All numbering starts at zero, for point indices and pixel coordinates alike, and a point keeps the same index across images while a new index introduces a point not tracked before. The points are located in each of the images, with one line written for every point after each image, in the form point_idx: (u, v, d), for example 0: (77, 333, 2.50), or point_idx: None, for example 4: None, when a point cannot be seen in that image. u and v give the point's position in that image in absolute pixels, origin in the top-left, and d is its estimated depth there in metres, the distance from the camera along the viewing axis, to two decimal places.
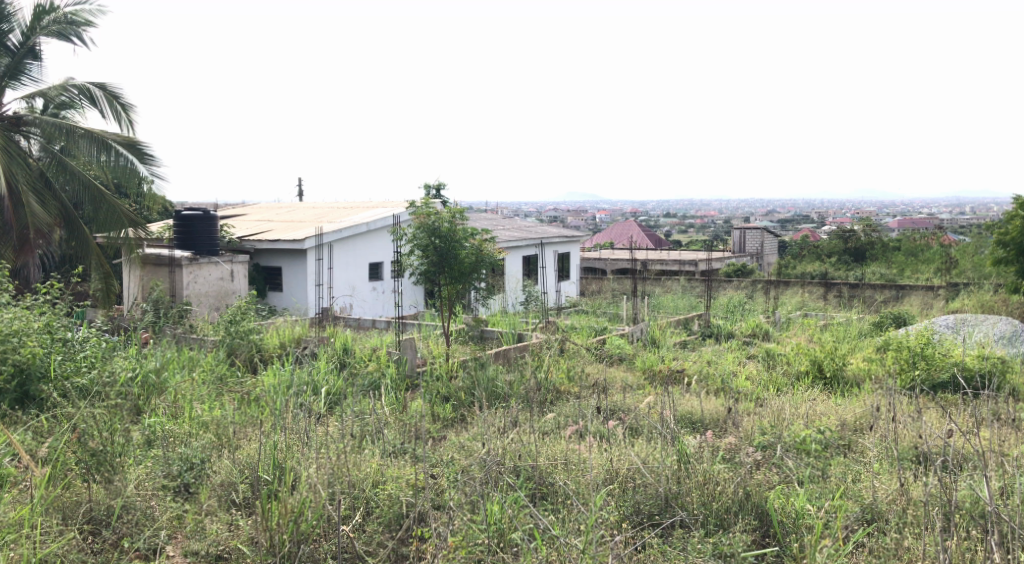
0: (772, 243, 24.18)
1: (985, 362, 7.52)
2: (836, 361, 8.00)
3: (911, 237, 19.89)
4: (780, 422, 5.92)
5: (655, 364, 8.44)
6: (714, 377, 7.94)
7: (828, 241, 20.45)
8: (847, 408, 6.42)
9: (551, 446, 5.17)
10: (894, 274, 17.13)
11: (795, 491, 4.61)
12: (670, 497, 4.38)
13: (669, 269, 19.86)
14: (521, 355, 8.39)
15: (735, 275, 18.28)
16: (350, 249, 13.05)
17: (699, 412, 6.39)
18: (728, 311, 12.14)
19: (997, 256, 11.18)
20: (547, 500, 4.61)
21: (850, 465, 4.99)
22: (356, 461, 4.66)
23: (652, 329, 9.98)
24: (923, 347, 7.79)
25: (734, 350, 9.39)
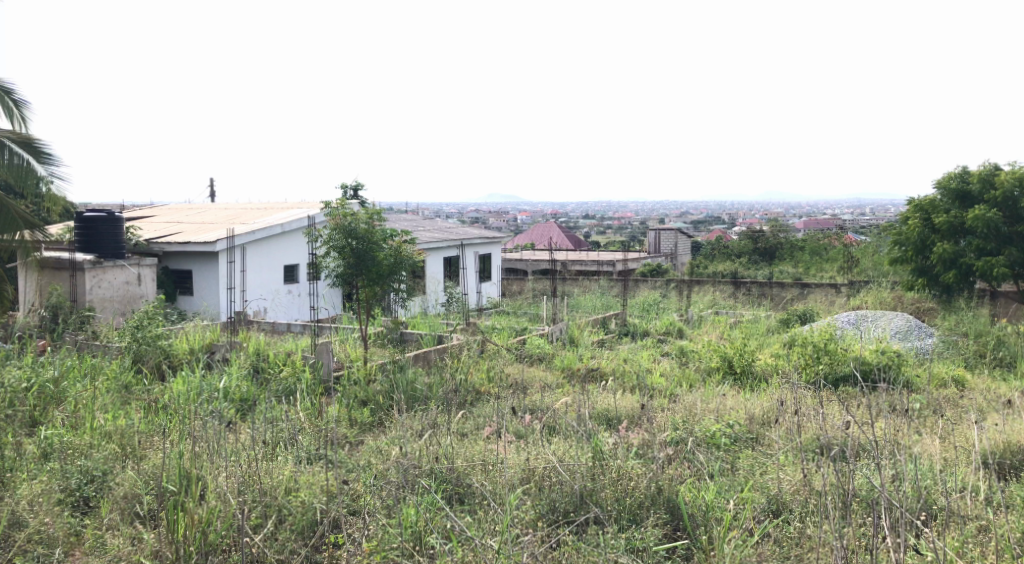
0: (685, 243, 24.86)
1: (882, 356, 7.93)
2: (745, 356, 8.28)
3: (816, 237, 20.78)
4: (691, 418, 6.09)
5: (573, 363, 8.55)
6: (630, 374, 8.11)
7: (739, 241, 21.17)
8: (755, 401, 6.68)
9: (468, 447, 5.18)
10: (800, 272, 17.87)
11: (705, 484, 4.76)
12: (585, 494, 4.44)
13: (587, 269, 20.16)
14: (440, 357, 8.35)
15: (651, 274, 18.72)
16: (264, 251, 12.76)
17: (614, 409, 6.52)
18: (643, 310, 12.43)
19: (894, 256, 11.76)
20: (464, 502, 4.62)
21: (757, 457, 5.17)
22: (268, 468, 4.56)
23: (570, 329, 10.12)
24: (825, 342, 8.16)
25: (649, 348, 9.61)
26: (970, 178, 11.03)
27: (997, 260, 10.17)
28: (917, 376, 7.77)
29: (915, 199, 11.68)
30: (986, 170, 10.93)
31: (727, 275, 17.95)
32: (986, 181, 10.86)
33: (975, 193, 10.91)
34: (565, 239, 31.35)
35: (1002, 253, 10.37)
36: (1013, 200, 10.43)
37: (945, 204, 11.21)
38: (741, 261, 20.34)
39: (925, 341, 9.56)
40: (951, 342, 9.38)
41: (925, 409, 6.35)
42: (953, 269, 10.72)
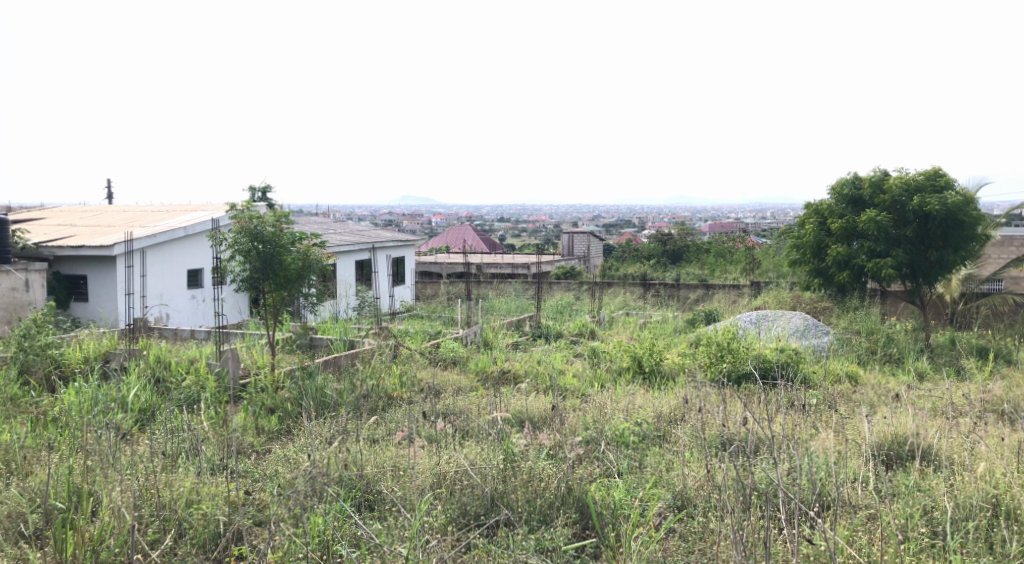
0: (597, 247, 25.28)
1: (781, 354, 8.27)
2: (654, 356, 8.48)
3: (721, 241, 21.48)
4: (602, 417, 6.18)
5: (486, 366, 8.57)
6: (543, 376, 8.18)
7: (648, 244, 21.67)
8: (662, 400, 6.86)
9: (379, 454, 5.11)
10: (707, 274, 18.44)
11: (613, 482, 4.84)
12: (496, 497, 4.45)
13: (501, 272, 20.23)
14: (351, 362, 8.22)
15: (564, 277, 18.94)
16: (165, 255, 12.28)
17: (526, 410, 6.55)
18: (557, 312, 12.56)
19: (793, 257, 12.25)
20: (374, 508, 4.56)
21: (664, 454, 5.29)
22: (167, 481, 4.39)
23: (484, 332, 10.13)
24: (729, 341, 8.44)
25: (561, 349, 9.72)
26: (862, 184, 11.48)
27: (885, 261, 10.74)
28: (814, 372, 8.12)
29: (812, 203, 12.14)
30: (876, 175, 11.43)
31: (637, 277, 18.35)
32: (876, 187, 11.33)
33: (867, 198, 11.35)
34: (479, 241, 31.40)
35: (890, 254, 10.93)
36: (900, 205, 10.94)
37: (839, 209, 11.65)
38: (650, 264, 20.82)
39: (821, 338, 10.01)
40: (845, 340, 9.85)
41: (820, 404, 6.65)
42: (847, 269, 11.31)
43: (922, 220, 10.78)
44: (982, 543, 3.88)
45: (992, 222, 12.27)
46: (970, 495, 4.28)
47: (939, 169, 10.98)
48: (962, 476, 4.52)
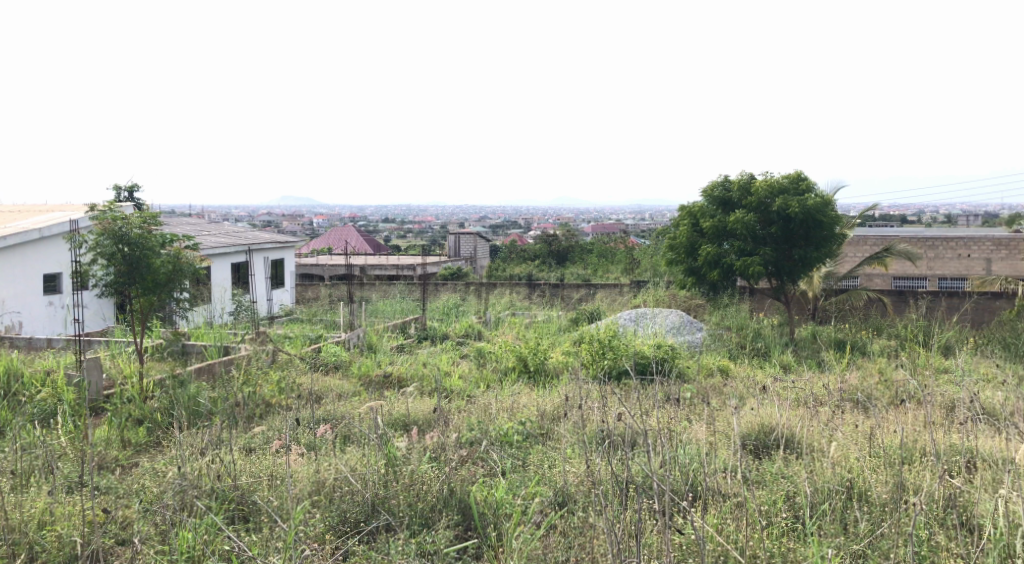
0: (484, 248, 25.37)
1: (659, 350, 8.56)
2: (539, 356, 8.59)
3: (604, 242, 21.99)
4: (486, 418, 6.18)
5: (369, 369, 8.42)
6: (427, 378, 8.11)
7: (534, 245, 21.94)
8: (546, 398, 6.94)
9: (254, 463, 4.93)
10: (590, 273, 18.84)
11: (496, 482, 4.86)
12: (377, 502, 4.38)
13: (386, 274, 19.97)
14: (227, 369, 7.90)
15: (451, 278, 18.91)
16: (17, 259, 11.44)
17: (410, 413, 6.49)
18: (442, 314, 12.51)
19: (669, 257, 12.69)
20: (248, 520, 4.39)
21: (546, 452, 5.36)
22: (18, 502, 4.08)
23: (368, 335, 9.97)
24: (609, 339, 8.66)
25: (448, 351, 9.69)
26: (731, 186, 11.99)
27: (753, 259, 11.31)
28: (689, 367, 8.44)
29: (686, 204, 12.59)
30: (744, 178, 11.98)
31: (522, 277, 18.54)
32: (744, 189, 11.88)
33: (736, 200, 11.86)
34: (365, 243, 30.91)
35: (757, 253, 11.50)
36: (766, 206, 11.51)
37: (710, 210, 12.14)
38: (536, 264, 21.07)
39: (696, 335, 10.42)
40: (718, 335, 10.29)
41: (694, 398, 6.91)
42: (718, 268, 11.83)
43: (785, 220, 11.40)
44: (836, 524, 4.13)
45: (848, 222, 13.11)
46: (826, 480, 4.56)
47: (800, 173, 11.63)
48: (821, 462, 4.80)
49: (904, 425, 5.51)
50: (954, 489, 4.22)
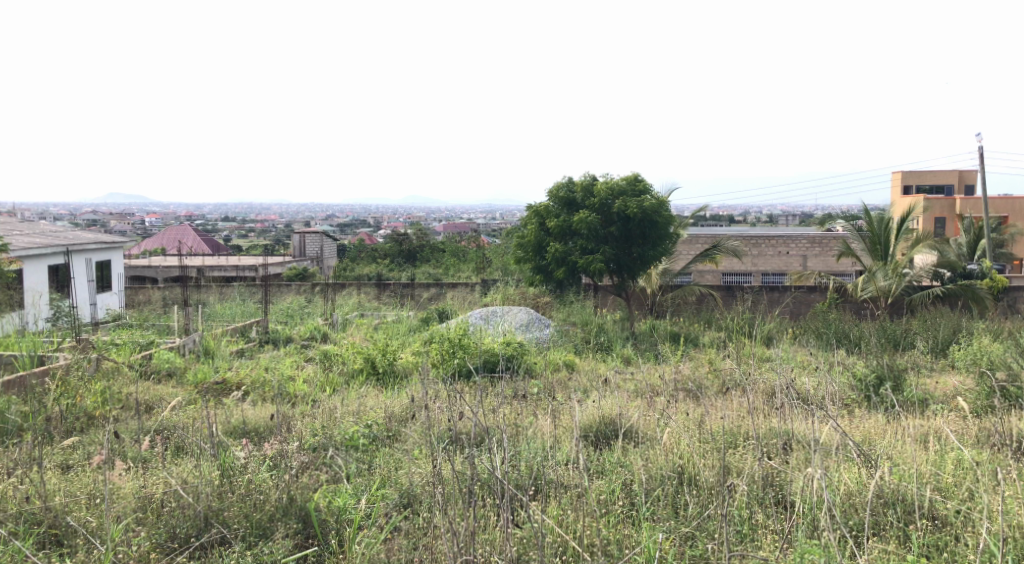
0: (331, 247, 24.75)
1: (507, 348, 8.67)
2: (387, 357, 8.47)
3: (454, 241, 22.05)
4: (331, 423, 6.01)
5: (205, 376, 7.99)
6: (268, 383, 7.78)
7: (384, 244, 21.66)
8: (394, 400, 6.86)
9: (72, 482, 4.54)
10: (441, 273, 18.81)
11: (340, 488, 4.74)
12: (210, 516, 4.16)
13: (226, 276, 19.05)
14: (42, 381, 7.25)
15: (296, 278, 18.34)
16: None
17: (251, 420, 6.21)
18: (287, 316, 12.09)
19: (518, 255, 12.88)
20: (64, 544, 4.05)
21: (393, 454, 5.29)
22: None
23: (205, 339, 9.46)
24: (459, 338, 8.68)
25: (292, 354, 9.38)
26: (575, 188, 12.35)
27: (595, 257, 11.71)
28: (536, 363, 8.59)
29: (532, 204, 12.82)
30: (587, 180, 12.37)
31: (371, 277, 18.25)
32: (587, 190, 12.26)
33: (579, 201, 12.22)
34: (203, 244, 29.36)
35: (599, 252, 11.92)
36: (607, 207, 11.95)
37: (556, 210, 12.43)
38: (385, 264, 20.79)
39: (543, 331, 10.64)
40: (564, 332, 10.56)
41: (541, 393, 7.06)
42: (564, 266, 12.13)
43: (624, 220, 11.90)
44: (668, 508, 4.35)
45: (683, 222, 13.84)
46: (660, 466, 4.79)
47: (638, 175, 12.16)
48: (655, 450, 5.04)
49: (730, 413, 5.88)
50: (772, 469, 4.56)
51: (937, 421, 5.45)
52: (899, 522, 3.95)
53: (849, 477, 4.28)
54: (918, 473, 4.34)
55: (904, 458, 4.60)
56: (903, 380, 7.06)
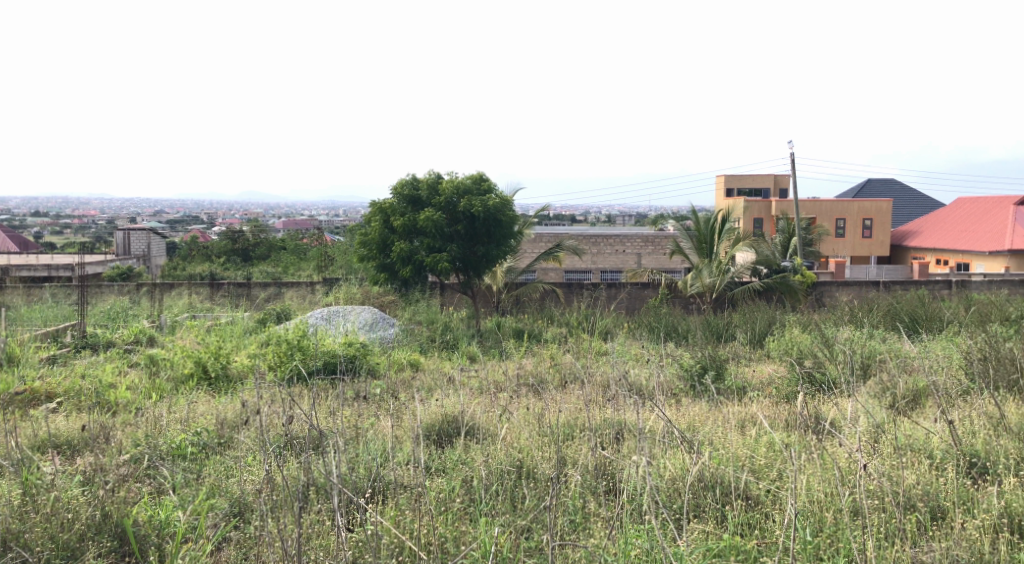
0: (158, 245, 23.29)
1: (349, 348, 8.49)
2: (220, 360, 8.06)
3: (294, 239, 21.38)
4: (155, 432, 5.63)
5: (10, 386, 7.26)
6: (85, 392, 7.19)
7: (218, 242, 20.63)
8: (226, 405, 6.53)
9: None
10: (279, 272, 18.17)
11: (163, 500, 4.45)
12: (8, 539, 3.79)
13: (36, 276, 17.44)
14: None
15: (119, 278, 17.10)
16: None
17: (63, 433, 5.70)
18: (107, 319, 11.22)
19: (361, 253, 12.61)
20: None
21: (224, 461, 5.03)
22: None
23: (9, 346, 8.59)
24: (298, 338, 8.38)
25: (113, 360, 8.71)
26: (420, 185, 12.23)
27: (441, 256, 11.69)
28: (379, 363, 8.46)
29: (376, 201, 12.57)
30: (431, 178, 12.29)
31: (204, 276, 17.32)
32: (432, 188, 12.19)
33: (424, 199, 12.13)
34: (9, 241, 26.75)
35: (445, 250, 11.92)
36: (452, 205, 11.97)
37: (400, 208, 12.26)
38: (219, 262, 19.80)
39: (387, 330, 10.51)
40: (409, 330, 10.48)
41: (383, 393, 6.95)
42: (408, 264, 12.01)
43: (469, 219, 11.97)
44: (506, 502, 4.41)
45: (526, 222, 14.09)
46: (499, 461, 4.85)
47: (482, 174, 12.27)
48: (495, 446, 5.10)
49: (568, 406, 6.06)
50: (604, 459, 4.74)
51: (753, 408, 5.87)
52: (717, 503, 4.22)
53: (674, 464, 4.52)
54: (735, 457, 4.65)
55: (723, 442, 4.92)
56: (724, 370, 7.56)
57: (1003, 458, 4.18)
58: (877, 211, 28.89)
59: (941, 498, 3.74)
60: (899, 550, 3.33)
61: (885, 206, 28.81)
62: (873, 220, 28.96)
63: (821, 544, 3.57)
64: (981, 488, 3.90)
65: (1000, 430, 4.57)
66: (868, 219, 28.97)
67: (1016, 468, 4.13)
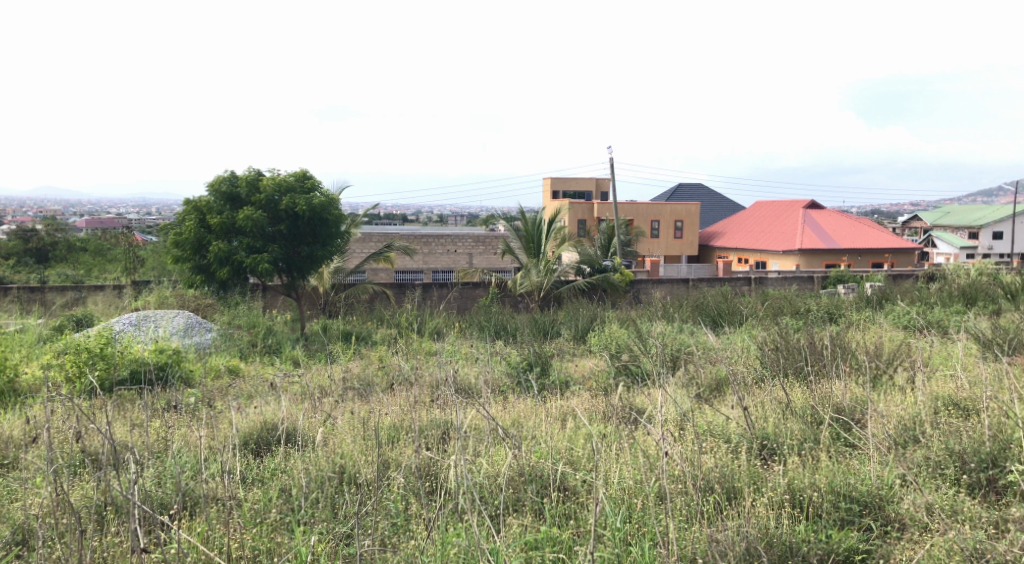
0: None
1: (160, 355, 7.94)
2: (6, 373, 7.27)
3: (98, 239, 19.74)
4: None
5: None
6: None
7: (6, 242, 18.64)
8: (12, 422, 5.91)
9: None
10: (81, 274, 16.71)
11: None
12: None
13: None
14: None
15: None
16: None
17: None
18: None
19: (173, 254, 11.80)
20: None
21: (6, 483, 4.54)
22: None
23: None
24: (99, 347, 7.72)
25: None
26: (238, 182, 11.63)
27: (263, 257, 11.22)
28: (194, 371, 7.98)
29: (189, 198, 11.80)
30: (250, 174, 11.70)
31: None
32: (252, 185, 11.63)
33: (243, 196, 11.55)
34: None
35: (266, 250, 11.46)
36: (273, 204, 11.50)
37: (216, 206, 11.58)
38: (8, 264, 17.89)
39: (204, 336, 9.93)
40: (228, 335, 9.98)
41: (197, 402, 6.55)
42: (226, 266, 11.40)
43: (293, 218, 11.57)
44: (326, 509, 4.30)
45: (354, 221, 13.81)
46: (320, 468, 4.71)
47: (306, 172, 11.90)
48: (316, 452, 4.95)
49: (394, 408, 6.02)
50: (427, 459, 4.74)
51: (573, 402, 6.09)
52: (536, 496, 4.33)
53: (496, 461, 4.59)
54: (554, 450, 4.80)
55: (544, 436, 5.07)
56: (548, 366, 7.78)
57: (789, 439, 4.58)
58: (687, 214, 30.92)
59: (735, 479, 4.05)
60: (697, 532, 3.57)
61: (694, 209, 30.89)
62: (684, 221, 30.94)
63: (629, 530, 3.77)
64: (768, 468, 4.26)
65: (788, 413, 5.01)
66: (680, 221, 30.92)
67: (799, 448, 4.55)
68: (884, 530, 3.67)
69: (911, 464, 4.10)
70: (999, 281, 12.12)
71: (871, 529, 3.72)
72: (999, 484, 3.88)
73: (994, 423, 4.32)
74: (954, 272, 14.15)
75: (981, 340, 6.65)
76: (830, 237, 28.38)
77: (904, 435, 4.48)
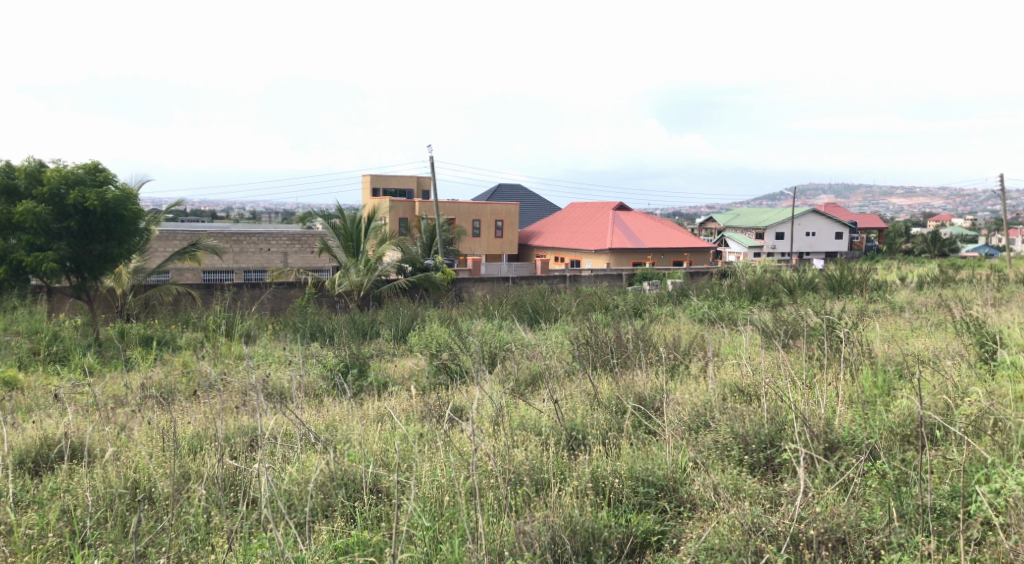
0: None
1: None
2: None
3: None
4: None
5: None
6: None
7: None
8: None
9: None
10: None
11: None
12: None
13: None
14: None
15: None
16: None
17: None
18: None
19: None
20: None
21: None
22: None
23: None
24: None
25: None
26: (14, 173, 10.50)
27: (47, 255, 10.26)
28: None
29: None
30: (30, 165, 10.59)
31: None
32: (32, 177, 10.54)
33: (22, 189, 10.48)
34: None
35: (50, 249, 10.41)
36: (59, 197, 10.47)
37: None
38: None
39: None
40: (3, 343, 8.97)
41: None
42: (3, 265, 10.37)
43: (82, 214, 10.59)
44: (116, 528, 3.97)
45: (155, 218, 12.87)
46: (109, 485, 4.34)
47: (97, 163, 10.90)
48: (105, 468, 4.57)
49: (198, 416, 5.66)
50: (231, 469, 4.51)
51: (390, 403, 6.03)
52: (347, 500, 4.24)
53: (305, 467, 4.45)
54: (368, 452, 4.72)
55: (357, 438, 4.97)
56: (366, 366, 7.65)
57: (595, 429, 4.79)
58: (506, 213, 31.60)
59: (543, 471, 4.18)
60: (507, 524, 3.64)
61: (513, 209, 31.61)
62: (503, 221, 31.61)
63: (440, 528, 3.77)
64: (575, 458, 4.44)
65: (596, 404, 5.24)
66: (500, 220, 31.54)
67: (605, 437, 4.77)
68: (676, 511, 3.91)
69: (701, 448, 4.41)
70: (780, 277, 13.40)
71: (666, 510, 3.96)
72: (775, 462, 4.25)
73: (772, 406, 4.75)
74: (742, 269, 15.47)
75: (764, 331, 7.31)
76: (637, 237, 30.17)
77: (696, 420, 4.81)
